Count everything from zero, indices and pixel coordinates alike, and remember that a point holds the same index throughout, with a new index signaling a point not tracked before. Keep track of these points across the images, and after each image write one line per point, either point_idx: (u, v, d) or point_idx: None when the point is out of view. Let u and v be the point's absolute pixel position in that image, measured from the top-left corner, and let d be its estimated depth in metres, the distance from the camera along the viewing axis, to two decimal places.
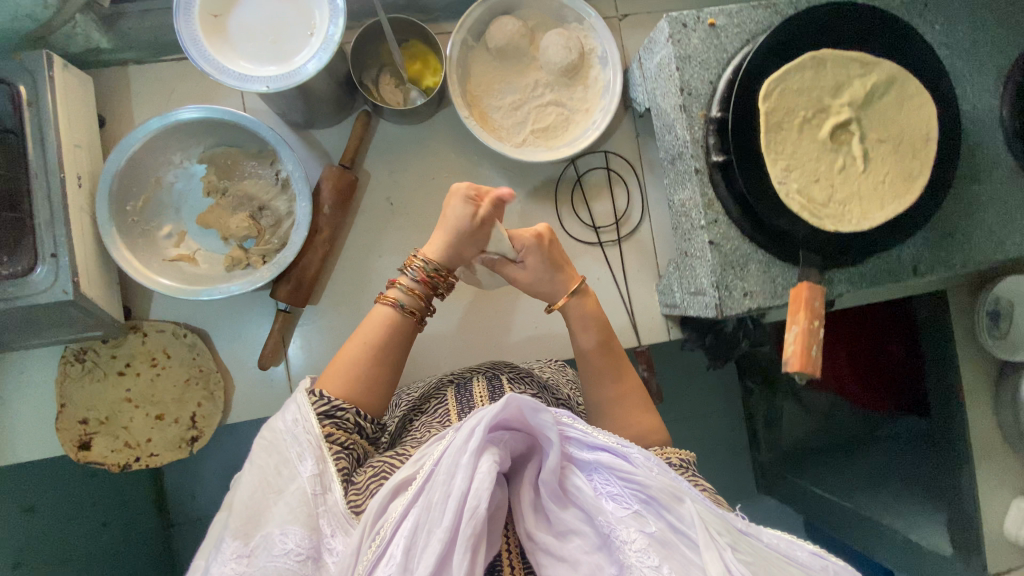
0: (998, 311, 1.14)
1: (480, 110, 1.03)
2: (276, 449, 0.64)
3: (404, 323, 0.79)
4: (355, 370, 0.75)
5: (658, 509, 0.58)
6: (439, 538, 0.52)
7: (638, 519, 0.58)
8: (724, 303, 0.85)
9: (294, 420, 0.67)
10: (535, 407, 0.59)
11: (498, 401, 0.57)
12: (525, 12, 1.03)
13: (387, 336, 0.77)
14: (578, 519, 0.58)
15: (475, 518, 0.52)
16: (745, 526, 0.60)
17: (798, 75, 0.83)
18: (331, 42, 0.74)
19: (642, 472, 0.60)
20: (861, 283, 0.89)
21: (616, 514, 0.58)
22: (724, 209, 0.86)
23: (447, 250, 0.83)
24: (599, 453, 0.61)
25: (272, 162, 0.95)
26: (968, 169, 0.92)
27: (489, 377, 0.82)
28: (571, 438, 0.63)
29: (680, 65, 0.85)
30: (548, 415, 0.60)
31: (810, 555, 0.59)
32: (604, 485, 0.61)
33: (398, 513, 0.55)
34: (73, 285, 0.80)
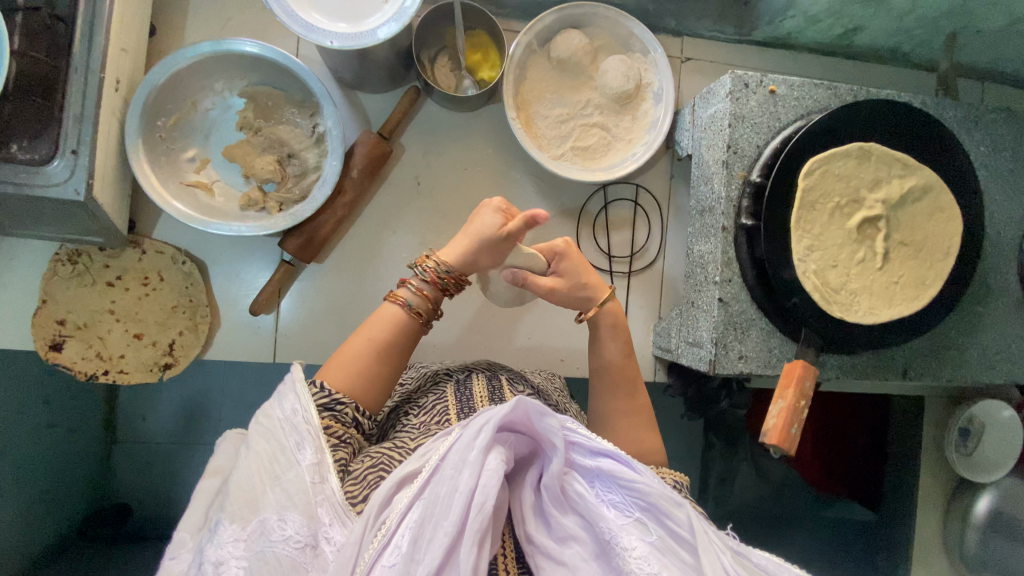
0: (969, 429, 1.17)
1: (527, 115, 1.03)
2: (274, 436, 0.63)
3: (411, 324, 0.79)
4: (356, 364, 0.74)
5: (656, 516, 0.61)
6: (448, 531, 0.54)
7: (640, 527, 0.61)
8: (717, 361, 0.87)
9: (292, 410, 0.66)
10: (542, 411, 0.61)
11: (507, 403, 0.59)
12: (595, 31, 1.03)
13: (394, 333, 0.77)
14: (577, 524, 0.61)
15: (482, 513, 0.55)
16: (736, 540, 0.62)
17: (842, 161, 0.84)
18: (405, 14, 0.73)
19: (644, 481, 0.62)
20: (849, 373, 0.91)
21: (616, 521, 0.61)
22: (741, 271, 0.87)
23: (465, 256, 0.81)
24: (601, 461, 0.63)
25: (312, 114, 0.94)
26: (980, 290, 0.95)
27: (488, 378, 0.82)
28: (574, 444, 0.65)
29: (733, 123, 0.86)
30: (553, 420, 0.62)
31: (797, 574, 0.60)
32: (605, 492, 0.63)
33: (404, 503, 0.57)
34: (85, 187, 0.79)
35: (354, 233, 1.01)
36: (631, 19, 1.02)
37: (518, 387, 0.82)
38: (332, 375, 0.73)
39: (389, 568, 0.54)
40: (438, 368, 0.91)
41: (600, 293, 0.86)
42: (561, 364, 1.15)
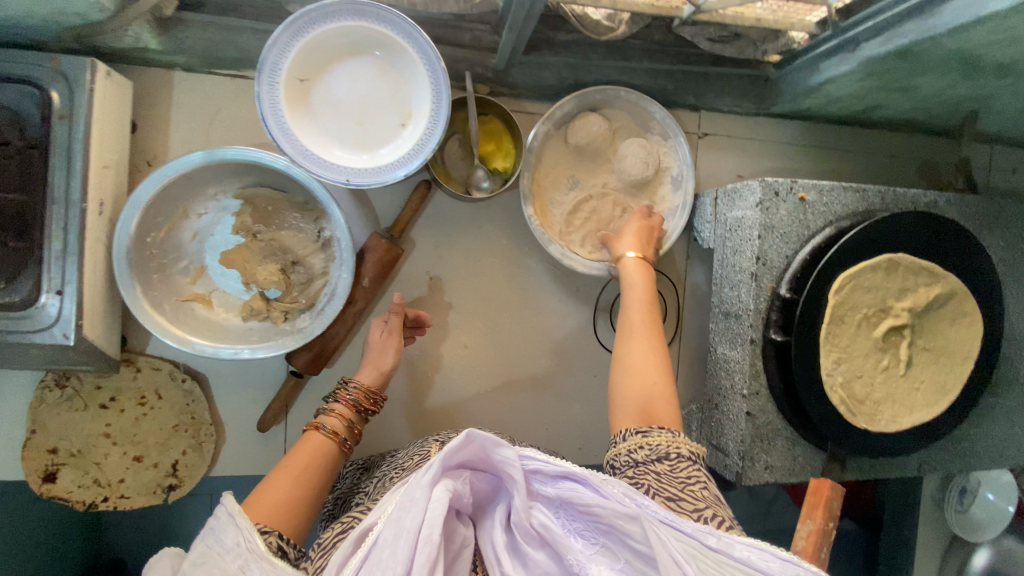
0: (965, 488, 1.23)
1: (542, 203, 0.97)
2: (213, 563, 0.51)
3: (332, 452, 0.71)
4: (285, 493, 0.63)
5: (621, 537, 0.55)
6: (395, 573, 0.48)
7: (607, 555, 0.55)
8: (744, 473, 0.86)
9: (236, 539, 0.53)
10: (497, 442, 0.56)
11: (456, 436, 0.55)
12: (613, 111, 0.98)
13: (319, 462, 0.68)
14: (549, 559, 0.55)
15: (431, 545, 0.50)
16: (715, 542, 0.53)
17: (871, 273, 0.83)
18: (426, 147, 0.69)
19: (601, 501, 0.55)
20: (868, 472, 0.92)
21: (583, 551, 0.54)
22: (769, 383, 0.86)
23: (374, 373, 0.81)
24: (560, 486, 0.57)
25: (317, 218, 0.88)
26: (992, 382, 0.96)
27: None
28: (535, 473, 0.59)
29: (762, 234, 0.83)
30: (509, 450, 0.57)
31: (782, 563, 0.51)
32: (570, 521, 0.57)
33: (353, 561, 0.51)
34: (75, 330, 0.72)
35: (365, 333, 0.94)
36: (653, 102, 0.97)
37: None
38: (257, 502, 0.60)
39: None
40: (424, 439, 0.85)
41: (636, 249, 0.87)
42: (578, 453, 1.06)
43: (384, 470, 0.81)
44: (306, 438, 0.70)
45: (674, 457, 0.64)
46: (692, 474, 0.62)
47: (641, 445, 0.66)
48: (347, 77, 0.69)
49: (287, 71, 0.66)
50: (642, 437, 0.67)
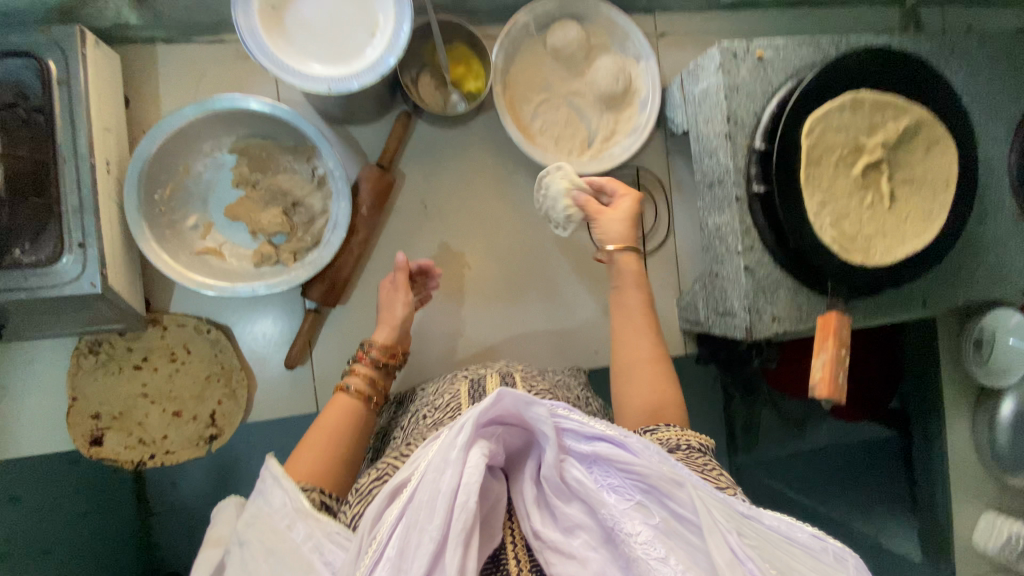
0: (982, 339, 1.23)
1: (518, 116, 1.04)
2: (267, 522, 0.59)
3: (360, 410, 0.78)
4: (319, 455, 0.70)
5: (658, 498, 0.56)
6: (431, 537, 0.49)
7: (642, 510, 0.55)
8: (753, 326, 0.90)
9: (283, 501, 0.61)
10: (527, 400, 0.57)
11: (488, 396, 0.55)
12: (592, 26, 1.04)
13: (346, 421, 0.76)
14: (582, 512, 0.56)
15: (465, 512, 0.50)
16: (747, 509, 0.57)
17: (838, 114, 0.86)
18: (398, 47, 0.73)
19: (641, 462, 0.57)
20: (873, 314, 0.95)
21: (618, 505, 0.56)
22: (760, 236, 0.90)
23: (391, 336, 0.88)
24: (596, 445, 0.58)
25: (309, 158, 0.92)
26: (980, 210, 0.99)
27: (502, 374, 0.80)
28: (566, 430, 0.60)
29: (728, 94, 0.88)
30: (541, 407, 0.58)
31: (810, 537, 0.56)
32: (603, 477, 0.58)
33: (388, 517, 0.52)
34: (100, 278, 0.77)
35: (373, 265, 0.98)
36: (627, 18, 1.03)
37: (533, 381, 0.79)
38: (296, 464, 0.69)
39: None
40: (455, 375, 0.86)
41: (620, 241, 0.83)
42: (596, 356, 1.09)
43: (416, 407, 0.84)
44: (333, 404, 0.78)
45: (683, 447, 0.66)
46: (706, 462, 0.64)
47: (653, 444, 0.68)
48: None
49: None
50: (653, 435, 0.69)
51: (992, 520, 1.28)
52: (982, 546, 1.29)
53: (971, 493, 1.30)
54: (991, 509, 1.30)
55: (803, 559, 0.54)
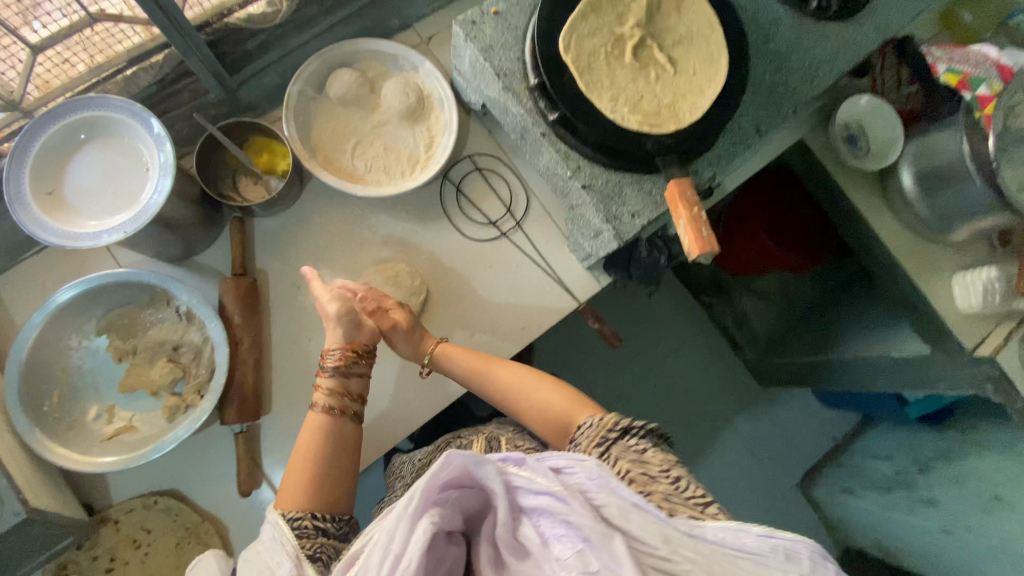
0: (852, 134, 1.28)
1: (339, 167, 1.08)
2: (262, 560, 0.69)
3: (335, 423, 0.86)
4: (301, 482, 0.81)
5: (594, 549, 0.60)
6: None
7: (582, 561, 0.61)
8: (619, 231, 0.93)
9: (272, 533, 0.73)
10: (477, 459, 0.65)
11: (436, 463, 0.61)
12: (362, 63, 1.10)
13: (322, 438, 0.84)
14: (531, 571, 0.65)
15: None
16: (692, 529, 0.61)
17: (584, 22, 0.92)
18: (168, 166, 0.78)
19: (575, 512, 0.62)
20: (721, 164, 0.99)
21: (561, 558, 0.63)
22: (582, 154, 0.94)
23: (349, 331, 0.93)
24: (540, 498, 0.65)
25: (168, 302, 0.95)
26: (759, 33, 1.06)
27: (489, 441, 0.99)
28: (518, 484, 0.68)
29: (485, 56, 0.93)
30: (490, 465, 0.66)
31: (758, 538, 0.60)
32: (551, 529, 0.65)
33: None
34: (22, 503, 0.75)
35: (278, 363, 0.99)
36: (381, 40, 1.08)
37: (516, 441, 0.98)
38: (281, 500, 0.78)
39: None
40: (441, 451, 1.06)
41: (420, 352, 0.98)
42: (525, 333, 1.11)
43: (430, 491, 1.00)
44: (310, 425, 0.85)
45: (606, 441, 0.78)
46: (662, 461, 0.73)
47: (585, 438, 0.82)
48: (83, 166, 0.79)
49: (31, 191, 0.76)
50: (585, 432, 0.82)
51: (964, 278, 1.25)
52: (969, 308, 1.25)
53: (934, 270, 1.30)
54: (961, 270, 1.28)
55: (756, 573, 0.57)
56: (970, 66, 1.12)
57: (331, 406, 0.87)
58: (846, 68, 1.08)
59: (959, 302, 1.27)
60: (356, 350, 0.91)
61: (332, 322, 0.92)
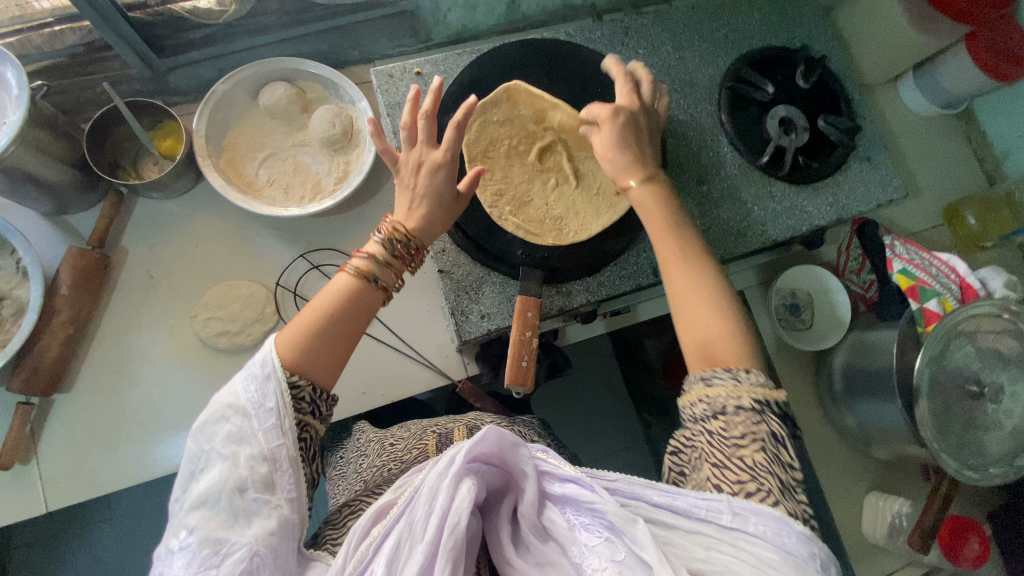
0: (797, 302, 1.17)
1: (240, 174, 1.06)
2: (239, 429, 0.50)
3: (372, 298, 0.62)
4: (315, 340, 0.57)
5: (622, 536, 0.53)
6: (421, 552, 0.49)
7: (609, 547, 0.53)
8: (460, 329, 0.86)
9: (258, 397, 0.52)
10: (515, 443, 0.56)
11: (475, 434, 0.53)
12: (304, 83, 1.10)
13: (350, 307, 0.60)
14: (556, 552, 0.56)
15: (455, 534, 0.50)
16: (729, 521, 0.52)
17: (495, 108, 0.88)
18: (15, 128, 0.79)
19: (602, 498, 0.54)
20: (600, 292, 0.89)
21: (586, 545, 0.54)
22: (450, 237, 0.86)
23: (422, 213, 0.68)
24: (568, 485, 0.56)
25: (12, 251, 0.93)
26: (696, 172, 0.99)
27: (472, 429, 0.85)
28: (545, 472, 0.58)
29: (389, 112, 0.90)
30: (525, 449, 0.57)
31: (800, 541, 0.51)
32: (575, 516, 0.57)
33: (376, 534, 0.51)
34: None
35: (96, 346, 0.96)
36: (327, 68, 1.07)
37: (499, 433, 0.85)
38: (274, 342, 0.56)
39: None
40: (432, 426, 0.91)
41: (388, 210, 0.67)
42: (364, 398, 1.05)
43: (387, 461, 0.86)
44: (338, 297, 0.60)
45: (733, 410, 0.58)
46: (748, 429, 0.56)
47: (701, 397, 0.60)
48: None
49: None
50: (704, 386, 0.60)
51: (875, 502, 1.13)
52: (870, 537, 1.13)
53: (844, 478, 1.16)
54: (874, 489, 1.16)
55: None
56: (929, 274, 1.01)
57: (370, 282, 0.62)
58: (781, 236, 1.00)
59: (863, 524, 1.14)
60: (415, 240, 0.67)
61: (431, 180, 0.68)
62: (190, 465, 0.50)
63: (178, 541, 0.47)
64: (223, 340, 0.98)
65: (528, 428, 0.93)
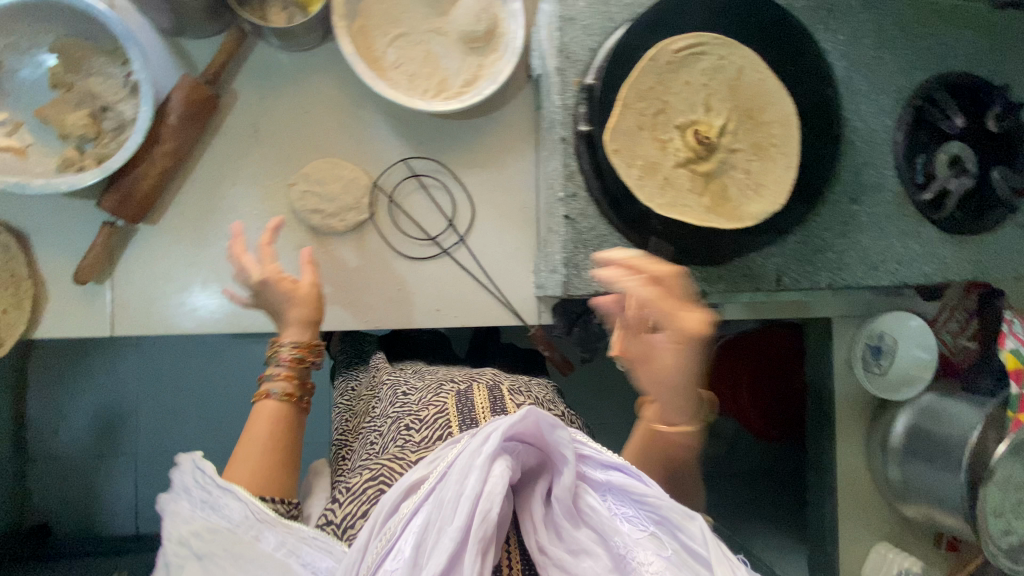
0: (880, 346, 1.11)
1: (369, 47, 0.97)
2: (215, 531, 0.54)
3: (291, 413, 0.73)
4: (274, 465, 0.66)
5: (670, 529, 0.55)
6: (451, 537, 0.46)
7: (655, 541, 0.54)
8: (569, 283, 0.81)
9: (226, 500, 0.58)
10: (554, 422, 0.54)
11: (516, 410, 0.52)
12: None
13: (281, 430, 0.70)
14: (592, 539, 0.53)
15: (489, 520, 0.47)
16: (762, 549, 0.53)
17: (677, 56, 0.79)
18: None
19: (654, 492, 0.56)
20: (716, 286, 0.86)
21: (631, 536, 0.54)
22: (586, 185, 0.81)
23: (300, 330, 0.81)
24: (611, 474, 0.58)
25: (124, 62, 0.88)
26: (851, 189, 0.90)
27: (490, 388, 0.73)
28: (585, 459, 0.60)
29: (560, 27, 0.81)
30: (565, 431, 0.55)
31: None
32: (618, 506, 0.57)
33: (404, 512, 0.50)
34: None
35: (195, 178, 0.93)
36: None
37: (520, 396, 0.73)
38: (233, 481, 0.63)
39: None
40: (444, 377, 0.82)
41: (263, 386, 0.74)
42: (436, 316, 1.03)
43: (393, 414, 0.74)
44: (258, 408, 0.71)
45: None
46: None
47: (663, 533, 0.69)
48: None
49: None
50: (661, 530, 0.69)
51: (883, 553, 1.14)
52: None
53: (862, 523, 1.17)
54: (885, 541, 1.17)
55: None
56: None
57: (271, 396, 0.73)
58: (910, 280, 0.94)
59: (863, 568, 1.16)
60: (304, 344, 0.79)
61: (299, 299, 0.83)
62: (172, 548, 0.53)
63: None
64: (316, 219, 0.95)
65: (545, 391, 0.85)
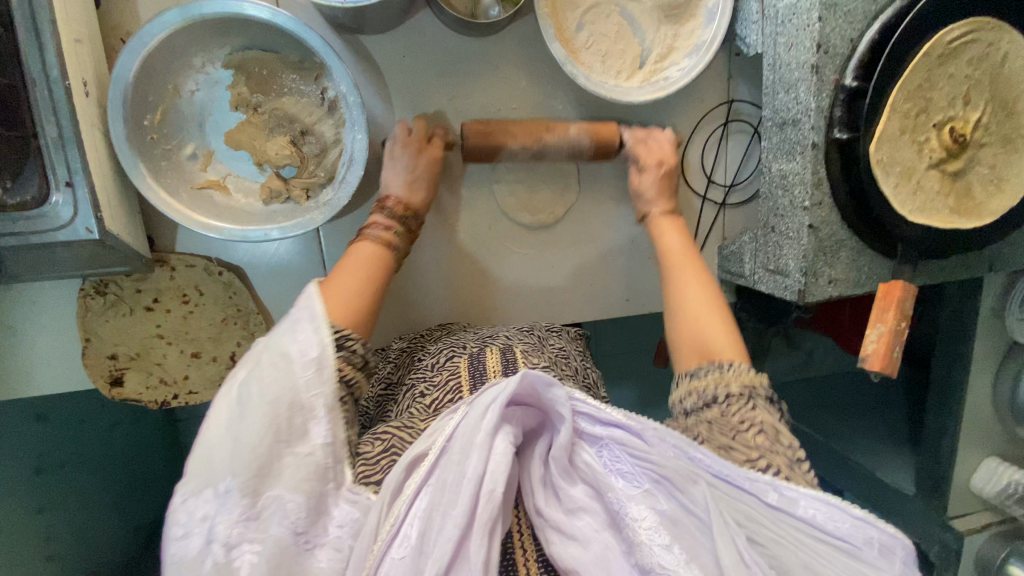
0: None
1: (561, 24, 0.86)
2: (290, 362, 0.56)
3: (379, 252, 0.74)
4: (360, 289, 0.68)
5: (669, 489, 0.54)
6: (455, 523, 0.46)
7: (650, 497, 0.53)
8: (808, 290, 0.82)
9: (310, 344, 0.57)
10: (548, 381, 0.55)
11: (510, 377, 0.53)
12: None
13: (369, 262, 0.72)
14: (587, 496, 0.53)
15: (491, 502, 0.48)
16: (777, 499, 0.53)
17: (954, 45, 0.72)
18: None
19: (659, 449, 0.54)
20: (936, 278, 0.87)
21: (625, 493, 0.53)
22: (831, 191, 0.79)
23: (410, 189, 0.82)
24: (611, 429, 0.56)
25: (317, 77, 0.80)
26: None
27: (503, 349, 0.73)
28: (582, 413, 0.57)
29: (824, 15, 0.72)
30: (561, 390, 0.55)
31: (853, 525, 0.51)
32: (613, 462, 0.55)
33: (407, 492, 0.49)
34: (96, 222, 0.68)
35: (369, 209, 0.90)
36: None
37: (534, 357, 0.73)
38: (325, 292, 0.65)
39: (396, 565, 0.46)
40: (458, 343, 0.81)
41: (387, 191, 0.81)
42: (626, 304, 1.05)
43: (411, 382, 0.75)
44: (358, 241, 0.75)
45: (723, 398, 0.62)
46: (745, 416, 0.59)
47: (691, 390, 0.65)
48: None
49: None
50: (691, 381, 0.66)
51: (993, 466, 1.25)
52: (977, 491, 1.26)
53: (984, 444, 1.26)
54: (994, 456, 1.27)
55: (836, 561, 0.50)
56: None
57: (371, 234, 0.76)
58: None
59: (973, 478, 1.27)
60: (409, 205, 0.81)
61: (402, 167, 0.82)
62: (245, 389, 0.54)
63: (223, 487, 0.48)
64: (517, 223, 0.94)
65: (561, 347, 0.87)
